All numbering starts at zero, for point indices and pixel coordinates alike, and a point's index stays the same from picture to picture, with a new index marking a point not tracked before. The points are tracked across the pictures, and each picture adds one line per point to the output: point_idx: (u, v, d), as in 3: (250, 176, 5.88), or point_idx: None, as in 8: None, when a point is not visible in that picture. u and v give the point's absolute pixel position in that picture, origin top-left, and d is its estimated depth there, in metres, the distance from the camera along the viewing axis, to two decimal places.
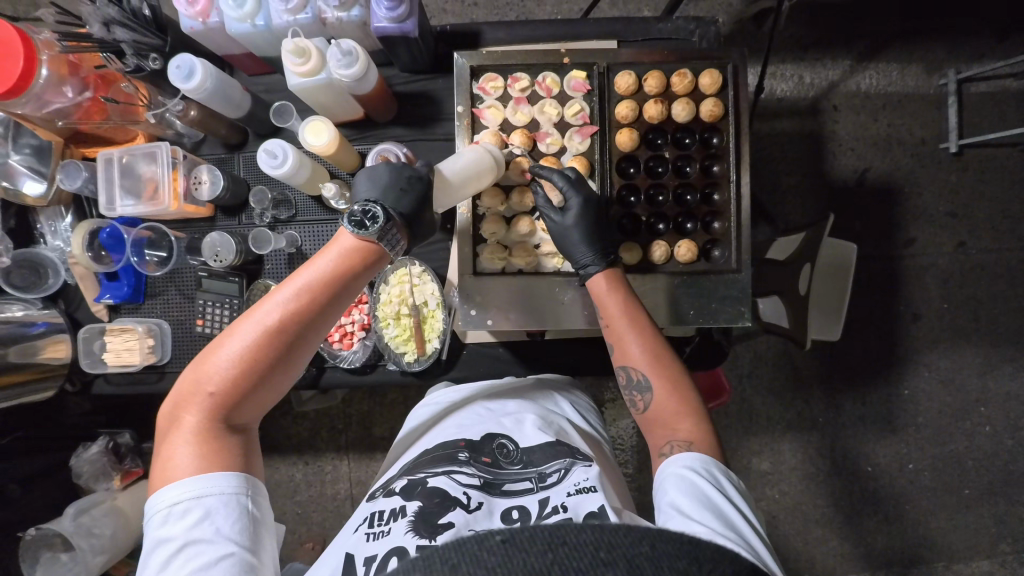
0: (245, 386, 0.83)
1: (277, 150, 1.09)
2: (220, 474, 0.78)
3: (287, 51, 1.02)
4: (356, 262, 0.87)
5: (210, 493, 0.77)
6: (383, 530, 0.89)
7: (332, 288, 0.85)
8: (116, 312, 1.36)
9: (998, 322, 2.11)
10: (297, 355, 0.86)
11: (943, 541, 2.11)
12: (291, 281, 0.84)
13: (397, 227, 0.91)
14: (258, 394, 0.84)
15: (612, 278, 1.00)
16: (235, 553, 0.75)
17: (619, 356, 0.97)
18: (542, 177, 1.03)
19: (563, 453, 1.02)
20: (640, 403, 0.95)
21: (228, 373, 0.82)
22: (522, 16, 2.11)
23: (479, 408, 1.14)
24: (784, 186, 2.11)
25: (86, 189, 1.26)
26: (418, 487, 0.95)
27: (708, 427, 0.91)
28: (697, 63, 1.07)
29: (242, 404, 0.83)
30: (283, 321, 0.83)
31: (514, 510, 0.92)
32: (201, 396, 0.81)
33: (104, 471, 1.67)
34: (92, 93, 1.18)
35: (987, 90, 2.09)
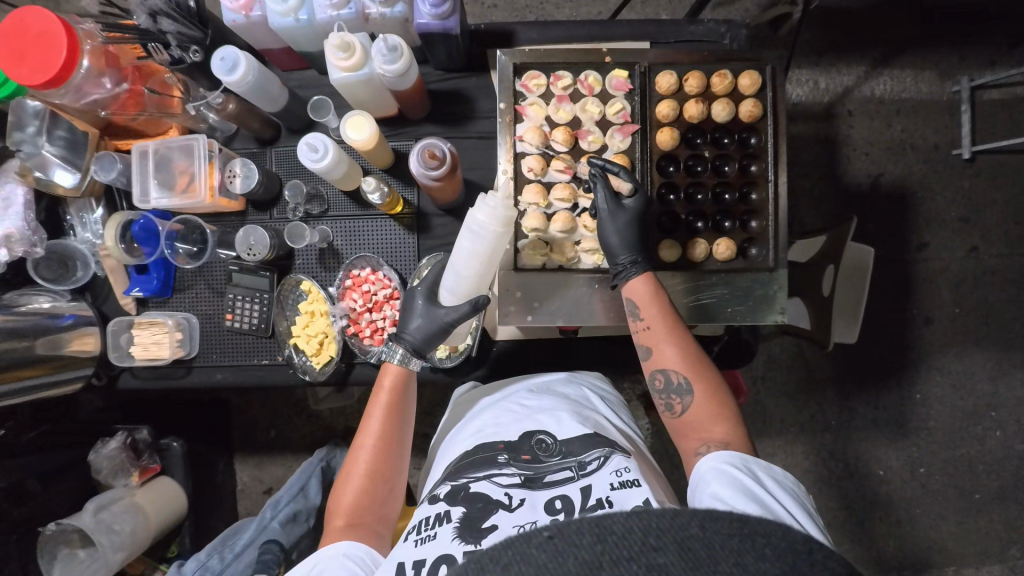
0: (362, 484, 1.03)
1: (318, 144, 1.09)
2: (346, 544, 0.95)
3: (332, 46, 1.02)
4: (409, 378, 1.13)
5: (326, 555, 0.94)
6: (430, 535, 0.91)
7: (398, 401, 1.10)
8: (145, 306, 1.36)
9: (1009, 327, 2.13)
10: (393, 450, 1.07)
11: (953, 544, 2.12)
12: (373, 406, 1.09)
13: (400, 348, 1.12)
14: (374, 494, 1.03)
15: (652, 281, 1.01)
16: (351, 557, 0.93)
17: (656, 360, 0.98)
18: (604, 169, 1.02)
19: (600, 444, 1.02)
20: (677, 406, 0.96)
21: (351, 486, 1.03)
22: (541, 18, 2.13)
23: (515, 406, 1.14)
24: (799, 190, 2.13)
25: (120, 182, 1.26)
26: (461, 492, 0.96)
27: (739, 425, 0.93)
28: (736, 64, 1.08)
29: (367, 505, 1.02)
30: (377, 434, 1.07)
31: (557, 500, 0.93)
32: (335, 503, 1.02)
33: (123, 467, 1.65)
34: (130, 85, 1.18)
35: (998, 98, 2.12)
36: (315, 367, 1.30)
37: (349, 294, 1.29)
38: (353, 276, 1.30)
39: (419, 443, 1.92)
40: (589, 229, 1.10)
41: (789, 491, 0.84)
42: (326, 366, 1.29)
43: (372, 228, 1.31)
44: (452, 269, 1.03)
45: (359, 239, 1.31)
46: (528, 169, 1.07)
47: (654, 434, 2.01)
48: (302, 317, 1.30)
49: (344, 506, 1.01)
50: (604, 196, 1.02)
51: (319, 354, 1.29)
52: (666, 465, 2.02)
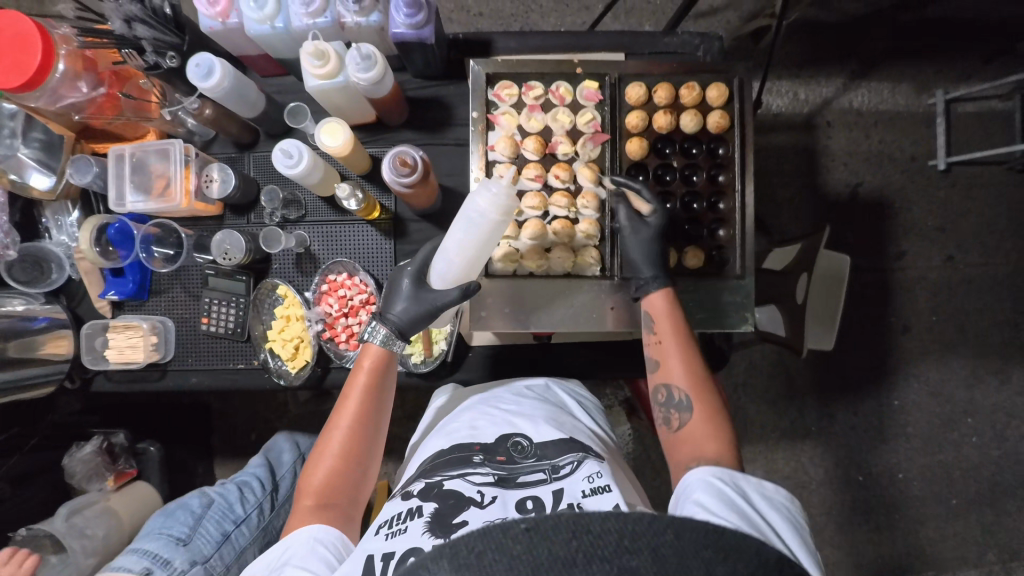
0: (335, 463, 1.02)
1: (293, 150, 1.10)
2: (316, 528, 0.94)
3: (306, 53, 1.04)
4: (390, 360, 1.11)
5: (295, 540, 0.93)
6: (401, 529, 0.90)
7: (378, 381, 1.08)
8: (120, 309, 1.36)
9: (984, 334, 2.17)
10: (369, 432, 1.06)
11: (931, 549, 2.14)
12: (350, 386, 1.08)
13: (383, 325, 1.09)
14: (345, 476, 1.02)
15: (671, 298, 1.02)
16: (321, 547, 0.92)
17: (663, 374, 1.00)
18: (627, 188, 1.05)
19: (575, 448, 1.03)
20: (676, 420, 0.97)
21: (322, 463, 1.03)
22: (527, 26, 2.15)
23: (493, 408, 1.14)
24: (779, 199, 2.16)
25: (95, 184, 1.26)
26: (435, 489, 0.96)
27: (731, 445, 0.93)
28: (705, 77, 1.11)
29: (338, 485, 1.01)
30: (353, 414, 1.06)
31: (529, 501, 0.94)
32: (307, 481, 1.02)
33: (98, 471, 1.65)
34: (107, 89, 1.18)
35: (972, 111, 2.17)
36: (290, 372, 1.30)
37: (325, 299, 1.29)
38: (330, 280, 1.30)
39: (401, 448, 1.91)
40: (560, 236, 1.10)
41: (777, 510, 0.83)
42: (302, 370, 1.29)
43: (349, 233, 1.32)
44: (446, 253, 1.01)
45: (336, 244, 1.32)
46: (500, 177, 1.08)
47: (637, 440, 2.03)
48: (279, 321, 1.30)
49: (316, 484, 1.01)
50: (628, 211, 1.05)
51: (295, 358, 1.29)
52: (649, 470, 2.03)
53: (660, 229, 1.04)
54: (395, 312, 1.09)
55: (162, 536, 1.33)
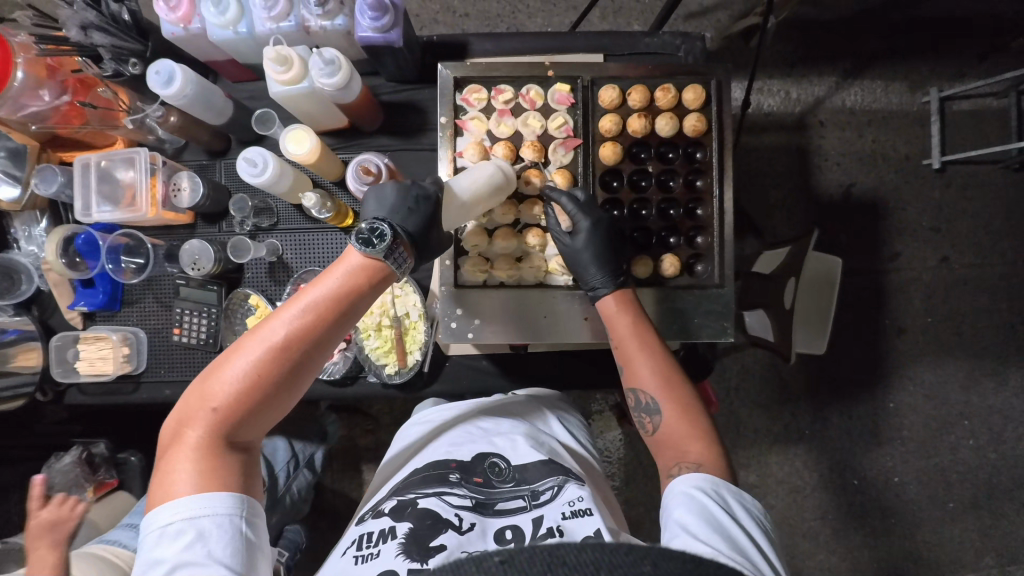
0: (252, 403, 0.77)
1: (257, 158, 1.08)
2: (219, 495, 0.73)
3: (268, 59, 1.01)
4: (362, 282, 0.82)
5: (203, 514, 0.71)
6: (372, 553, 0.87)
7: (342, 307, 0.81)
8: (92, 320, 1.33)
9: (981, 335, 2.13)
10: (303, 375, 0.81)
11: (928, 554, 2.11)
12: (294, 303, 0.79)
13: (403, 247, 0.87)
14: (261, 412, 0.79)
15: (624, 297, 0.99)
16: (242, 528, 0.73)
17: (630, 377, 0.96)
18: (555, 201, 1.03)
19: (555, 471, 1.00)
20: (650, 424, 0.94)
21: (232, 388, 0.76)
22: (513, 27, 2.12)
23: (471, 426, 1.11)
24: (770, 200, 2.12)
25: (63, 194, 1.24)
26: (408, 508, 0.93)
27: (714, 440, 0.90)
28: (682, 78, 1.07)
29: (248, 421, 0.78)
30: (294, 343, 0.78)
31: (508, 530, 0.90)
32: (204, 413, 0.76)
33: (77, 483, 1.60)
34: (70, 97, 1.15)
35: (967, 109, 2.13)
36: None
37: None
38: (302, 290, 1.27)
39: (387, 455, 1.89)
40: (531, 246, 1.09)
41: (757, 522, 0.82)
42: None
43: (323, 241, 1.29)
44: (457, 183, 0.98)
45: (309, 252, 1.29)
46: None
47: (627, 446, 2.00)
48: None
49: (217, 422, 0.76)
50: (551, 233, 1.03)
51: None
52: (639, 477, 2.00)
53: (595, 240, 1.00)
54: (409, 222, 0.90)
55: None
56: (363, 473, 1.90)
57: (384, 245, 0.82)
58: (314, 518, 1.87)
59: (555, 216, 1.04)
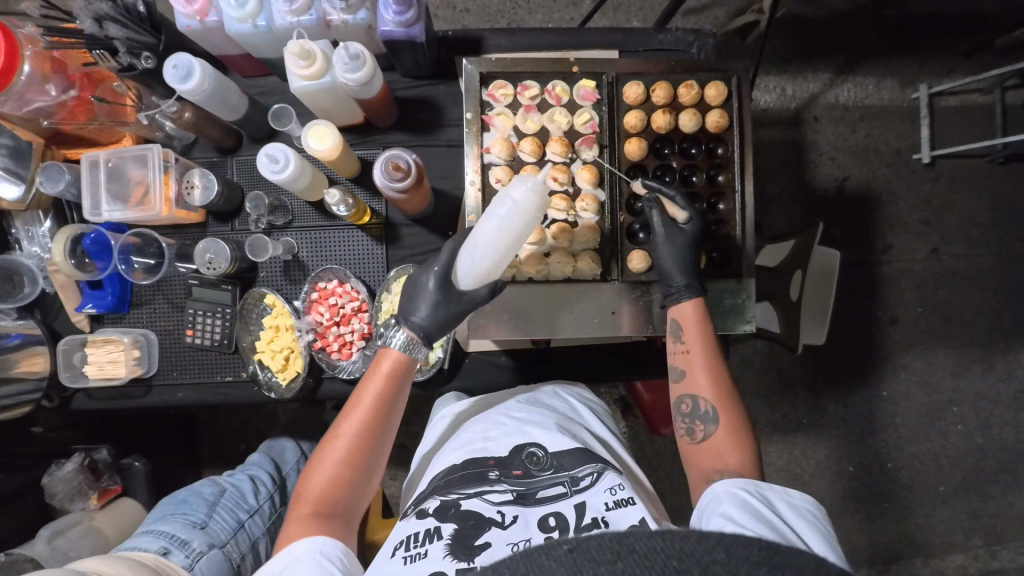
0: (339, 478, 0.96)
1: (279, 155, 1.06)
2: (311, 540, 0.87)
3: (292, 53, 0.99)
4: (410, 368, 1.04)
5: (298, 547, 0.86)
6: (421, 552, 0.87)
7: (395, 387, 1.01)
8: (99, 322, 1.29)
9: (969, 324, 2.21)
10: (375, 448, 0.99)
11: (920, 535, 2.19)
12: (364, 394, 1.00)
13: (409, 335, 1.03)
14: (351, 480, 0.97)
15: (700, 307, 1.00)
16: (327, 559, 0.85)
17: (687, 385, 0.98)
18: (661, 194, 1.03)
19: (593, 459, 1.01)
20: (700, 432, 0.95)
21: (325, 470, 0.96)
22: (513, 23, 2.12)
23: (502, 417, 1.12)
24: (768, 195, 2.17)
25: (69, 193, 1.19)
26: (452, 509, 0.93)
27: (755, 459, 0.92)
28: (703, 75, 1.09)
29: (341, 490, 0.96)
30: (370, 420, 0.99)
31: (551, 517, 0.91)
32: (307, 495, 0.94)
33: (81, 490, 1.58)
34: (78, 91, 1.13)
35: (954, 105, 2.20)
36: (280, 384, 1.26)
37: (315, 308, 1.24)
38: (319, 288, 1.26)
39: (398, 454, 1.88)
40: (559, 241, 1.08)
41: (804, 516, 0.82)
42: (292, 382, 1.25)
43: (339, 239, 1.27)
44: (473, 245, 0.94)
45: (326, 251, 1.27)
46: (495, 180, 1.05)
47: (634, 439, 2.03)
48: (266, 331, 1.25)
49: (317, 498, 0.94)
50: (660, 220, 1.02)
51: (285, 370, 1.24)
52: (646, 468, 2.03)
53: (697, 236, 1.03)
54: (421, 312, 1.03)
55: (177, 520, 1.30)
56: None
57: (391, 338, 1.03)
58: None
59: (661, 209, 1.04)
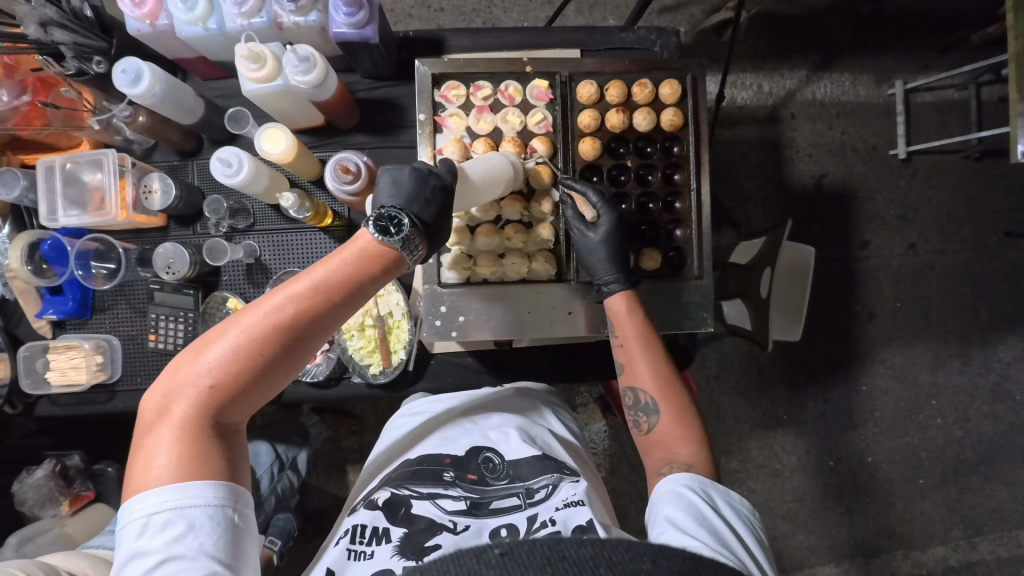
0: (243, 383, 0.76)
1: (232, 158, 1.06)
2: (201, 483, 0.71)
3: (241, 57, 0.99)
4: (372, 268, 0.81)
5: (193, 504, 0.70)
6: (366, 552, 0.89)
7: (344, 295, 0.79)
8: (62, 328, 1.29)
9: (945, 318, 2.22)
10: (297, 360, 0.80)
11: (900, 529, 2.20)
12: (302, 290, 0.78)
13: (418, 238, 0.86)
14: (255, 387, 0.77)
15: (631, 299, 1.01)
16: (236, 523, 0.73)
17: (629, 377, 0.99)
18: (573, 190, 1.04)
19: (550, 468, 1.01)
20: (645, 424, 0.96)
21: (225, 368, 0.75)
22: (488, 22, 2.11)
23: (463, 422, 1.12)
24: (745, 192, 2.17)
25: (25, 199, 1.19)
26: (401, 508, 0.93)
27: (704, 445, 0.93)
28: (658, 74, 1.09)
29: (239, 395, 0.77)
30: (294, 323, 0.77)
31: (503, 528, 0.92)
32: (194, 390, 0.74)
33: (51, 497, 1.57)
34: (31, 97, 1.12)
35: (930, 100, 2.21)
36: None
37: None
38: None
39: None
40: (514, 242, 1.09)
41: (744, 521, 0.84)
42: None
43: (301, 241, 1.27)
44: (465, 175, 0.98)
45: (288, 254, 1.27)
46: None
47: (613, 437, 2.04)
48: None
49: (208, 399, 0.75)
50: (573, 220, 1.05)
51: None
52: (625, 466, 2.03)
53: (611, 234, 1.02)
54: (425, 214, 0.89)
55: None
56: (349, 474, 1.88)
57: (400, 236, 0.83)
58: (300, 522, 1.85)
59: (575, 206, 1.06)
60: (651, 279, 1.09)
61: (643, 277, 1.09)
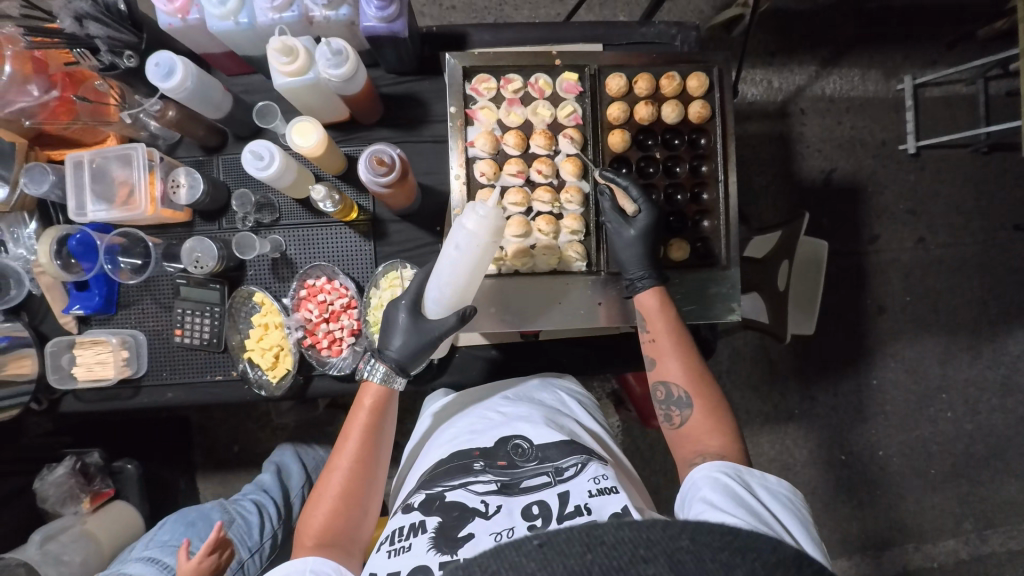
0: (333, 502, 0.98)
1: (264, 152, 1.07)
2: (300, 564, 0.90)
3: (273, 50, 1.00)
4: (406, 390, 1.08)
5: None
6: (404, 546, 0.90)
7: (379, 407, 1.04)
8: (87, 324, 1.29)
9: (955, 311, 2.23)
10: (365, 473, 1.00)
11: (911, 522, 2.21)
12: (353, 414, 1.04)
13: (382, 365, 1.05)
14: (344, 505, 0.98)
15: (663, 296, 1.02)
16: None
17: (659, 372, 0.99)
18: (614, 183, 1.05)
19: (578, 451, 1.02)
20: (676, 418, 0.97)
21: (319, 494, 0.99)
22: (500, 19, 2.12)
23: (490, 411, 1.13)
24: (756, 187, 2.18)
25: (53, 194, 1.19)
26: (436, 501, 0.95)
27: (735, 437, 0.93)
28: (684, 66, 1.10)
29: (334, 515, 0.97)
30: (366, 447, 1.01)
31: (535, 506, 0.93)
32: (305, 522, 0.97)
33: (72, 494, 1.57)
34: (59, 91, 1.13)
35: (939, 95, 2.22)
36: (271, 382, 1.26)
37: (304, 305, 1.25)
38: (308, 286, 1.26)
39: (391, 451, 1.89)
40: (544, 233, 1.08)
41: (782, 502, 0.85)
42: (282, 380, 1.25)
43: (326, 236, 1.27)
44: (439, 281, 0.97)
45: (313, 248, 1.28)
46: (480, 173, 1.06)
47: (626, 432, 2.05)
48: (256, 330, 1.25)
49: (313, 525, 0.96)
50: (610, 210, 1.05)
51: (275, 368, 1.25)
52: (639, 461, 2.04)
53: (648, 230, 1.03)
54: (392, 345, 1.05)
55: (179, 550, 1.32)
56: None
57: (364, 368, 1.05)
58: None
59: (613, 199, 1.05)
60: (679, 270, 1.10)
61: (671, 268, 1.10)
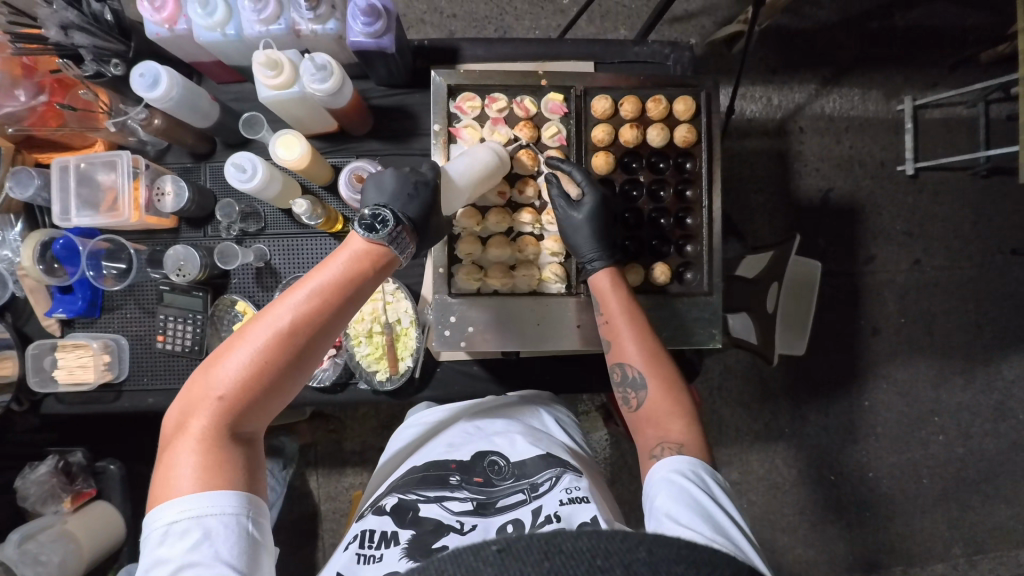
0: (257, 393, 0.77)
1: (247, 164, 1.07)
2: (222, 492, 0.72)
3: (259, 64, 1.00)
4: (366, 265, 0.84)
5: (210, 513, 0.71)
6: (376, 555, 0.88)
7: (345, 295, 0.82)
8: (70, 326, 1.29)
9: (951, 335, 2.22)
10: (304, 368, 0.81)
11: (899, 545, 2.19)
12: (305, 289, 0.80)
13: (404, 231, 0.89)
14: (269, 397, 0.79)
15: (615, 276, 1.01)
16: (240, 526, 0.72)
17: (617, 354, 0.96)
18: (559, 170, 1.05)
19: (553, 464, 1.02)
20: (634, 401, 0.94)
21: (238, 380, 0.76)
22: (500, 29, 2.12)
23: (467, 426, 1.12)
24: (753, 204, 2.17)
25: (39, 198, 1.20)
26: (410, 513, 0.93)
27: (694, 419, 0.91)
28: (672, 90, 1.10)
29: (254, 407, 0.78)
30: (314, 331, 0.79)
31: (509, 525, 0.92)
32: (210, 402, 0.75)
33: (53, 492, 1.56)
34: (47, 97, 1.13)
35: (939, 117, 2.20)
36: None
37: None
38: None
39: (377, 458, 1.87)
40: (525, 254, 1.11)
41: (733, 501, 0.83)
42: None
43: (309, 246, 1.27)
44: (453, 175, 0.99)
45: (298, 259, 1.28)
46: None
47: (614, 446, 2.04)
48: None
49: (223, 411, 0.76)
50: (560, 198, 1.04)
51: None
52: (626, 476, 2.03)
53: (595, 212, 1.03)
54: (410, 209, 0.92)
55: None
56: (348, 476, 1.86)
57: (386, 230, 0.85)
58: (298, 523, 1.85)
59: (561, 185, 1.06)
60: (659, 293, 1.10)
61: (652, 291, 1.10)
